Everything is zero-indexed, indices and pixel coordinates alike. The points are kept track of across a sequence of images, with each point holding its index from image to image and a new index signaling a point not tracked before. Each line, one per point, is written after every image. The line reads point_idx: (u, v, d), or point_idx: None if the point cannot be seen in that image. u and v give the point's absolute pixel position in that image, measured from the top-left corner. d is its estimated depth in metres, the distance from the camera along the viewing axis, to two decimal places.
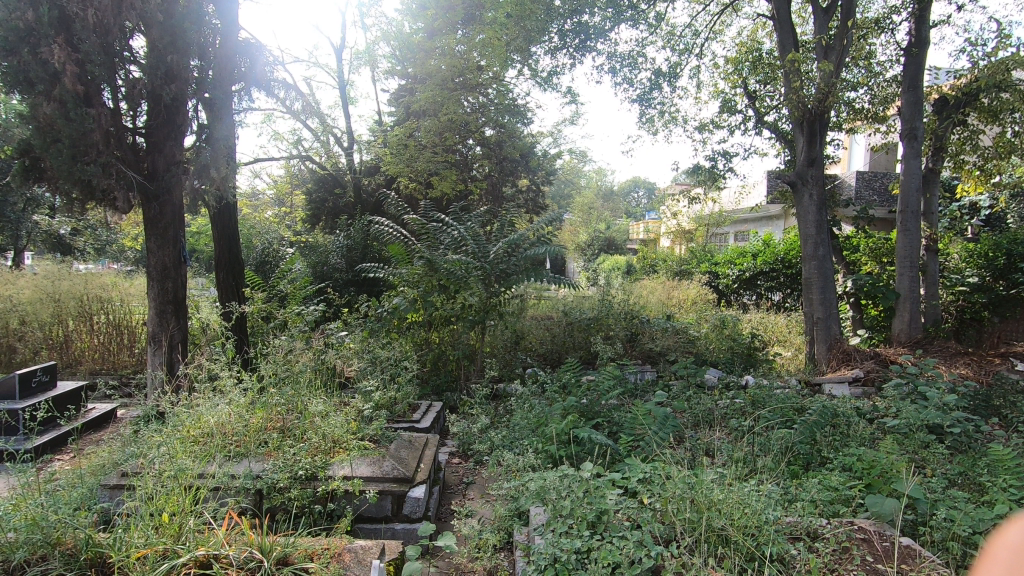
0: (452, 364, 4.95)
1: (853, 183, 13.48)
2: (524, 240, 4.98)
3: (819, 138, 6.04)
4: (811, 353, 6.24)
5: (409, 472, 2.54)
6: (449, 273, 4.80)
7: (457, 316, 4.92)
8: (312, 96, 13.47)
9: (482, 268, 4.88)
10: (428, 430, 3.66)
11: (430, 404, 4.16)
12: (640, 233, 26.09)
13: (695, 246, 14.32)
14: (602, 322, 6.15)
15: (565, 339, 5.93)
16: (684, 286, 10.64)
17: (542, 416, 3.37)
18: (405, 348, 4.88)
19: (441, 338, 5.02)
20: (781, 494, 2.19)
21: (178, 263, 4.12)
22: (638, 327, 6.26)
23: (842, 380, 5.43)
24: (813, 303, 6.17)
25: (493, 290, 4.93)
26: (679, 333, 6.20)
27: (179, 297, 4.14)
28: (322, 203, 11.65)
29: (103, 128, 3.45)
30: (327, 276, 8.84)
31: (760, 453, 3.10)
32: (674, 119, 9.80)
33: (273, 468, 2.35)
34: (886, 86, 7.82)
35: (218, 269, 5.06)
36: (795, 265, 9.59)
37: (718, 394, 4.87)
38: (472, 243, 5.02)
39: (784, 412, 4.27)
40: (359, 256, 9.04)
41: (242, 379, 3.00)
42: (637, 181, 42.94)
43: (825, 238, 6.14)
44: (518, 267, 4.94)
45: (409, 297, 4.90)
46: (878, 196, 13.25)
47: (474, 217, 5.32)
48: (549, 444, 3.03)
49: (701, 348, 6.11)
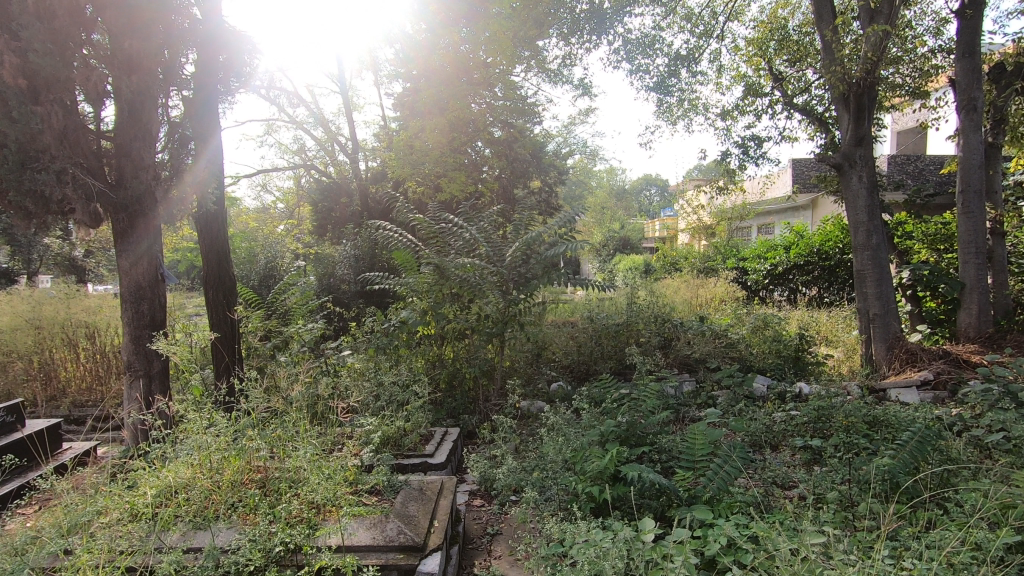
0: (469, 383, 4.41)
1: (885, 168, 12.73)
2: (545, 236, 4.41)
3: (868, 114, 5.42)
4: (868, 353, 5.59)
5: (418, 538, 2.00)
6: (461, 281, 4.25)
7: (473, 328, 4.40)
8: (315, 104, 13.14)
9: (498, 273, 4.33)
10: (444, 467, 3.13)
11: (446, 433, 3.64)
12: (655, 231, 25.37)
13: (718, 241, 13.68)
14: (632, 328, 5.58)
15: (593, 347, 5.34)
16: (711, 284, 10.04)
17: (579, 447, 2.83)
18: (416, 368, 4.36)
19: (455, 354, 4.48)
20: (923, 569, 1.62)
21: (155, 282, 3.63)
22: (671, 331, 5.68)
23: (909, 384, 4.82)
24: (867, 298, 5.52)
25: (512, 298, 4.37)
26: (718, 336, 5.62)
27: (158, 320, 3.65)
28: (329, 212, 11.34)
29: (55, 129, 2.97)
30: (334, 289, 8.39)
31: (853, 491, 2.50)
32: (694, 107, 9.25)
33: (246, 541, 1.85)
34: (930, 56, 7.12)
35: (206, 286, 4.53)
36: (832, 257, 8.90)
37: (772, 408, 4.29)
38: (486, 246, 4.48)
39: (856, 429, 3.67)
40: (367, 267, 8.59)
41: (217, 419, 2.50)
42: (648, 179, 42.36)
43: (878, 225, 5.52)
44: (537, 269, 4.38)
45: (418, 309, 4.36)
46: (912, 178, 12.49)
47: (486, 217, 4.78)
48: (592, 486, 2.49)
49: (743, 352, 5.50)
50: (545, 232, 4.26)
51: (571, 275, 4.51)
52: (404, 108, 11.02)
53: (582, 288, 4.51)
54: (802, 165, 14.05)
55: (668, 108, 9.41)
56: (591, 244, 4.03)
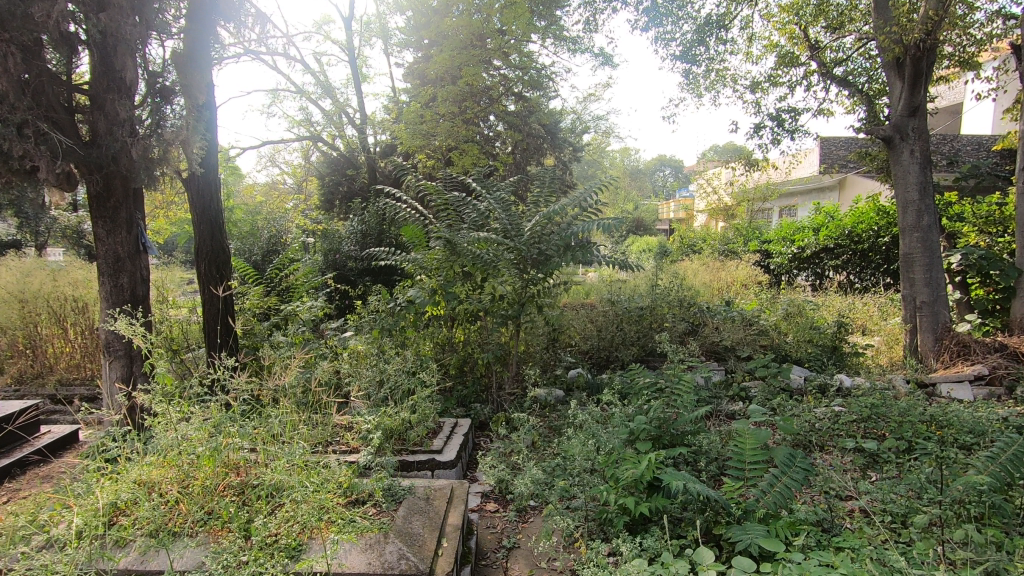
0: (482, 370, 4.06)
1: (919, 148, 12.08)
2: (568, 210, 4.00)
3: (924, 81, 4.91)
4: (913, 343, 5.16)
5: (423, 565, 1.65)
6: (474, 258, 3.86)
7: (486, 310, 4.02)
8: (322, 74, 12.71)
9: (515, 250, 3.93)
10: (453, 466, 2.79)
11: (457, 425, 3.30)
12: (670, 213, 24.77)
13: (738, 223, 13.17)
14: (656, 312, 5.19)
15: (614, 331, 4.97)
16: (732, 266, 9.59)
17: (609, 449, 2.47)
18: (424, 352, 4.00)
19: (466, 338, 4.12)
20: None
21: (135, 253, 3.27)
22: (698, 316, 5.28)
23: (962, 379, 4.42)
24: (915, 284, 5.07)
25: (530, 278, 3.97)
26: (749, 323, 5.21)
27: (140, 295, 3.29)
28: (336, 187, 10.96)
29: (14, 76, 2.62)
30: (340, 266, 8.05)
31: (933, 510, 2.13)
32: (722, 78, 8.69)
33: (212, 567, 1.52)
34: (988, 21, 6.51)
35: (199, 260, 4.17)
36: (865, 241, 8.37)
37: (814, 403, 3.91)
38: (502, 218, 4.07)
39: (914, 430, 3.29)
40: (374, 243, 8.23)
41: (192, 413, 2.16)
42: (663, 161, 41.49)
43: (930, 204, 5.03)
44: (558, 246, 3.98)
45: (427, 288, 3.98)
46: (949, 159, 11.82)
47: (501, 189, 4.37)
48: (627, 497, 2.14)
49: (777, 340, 5.09)
50: (568, 205, 3.84)
51: (595, 253, 4.09)
52: (415, 77, 10.53)
53: (607, 267, 4.08)
54: (829, 144, 13.44)
55: (693, 79, 8.86)
56: (621, 218, 3.62)
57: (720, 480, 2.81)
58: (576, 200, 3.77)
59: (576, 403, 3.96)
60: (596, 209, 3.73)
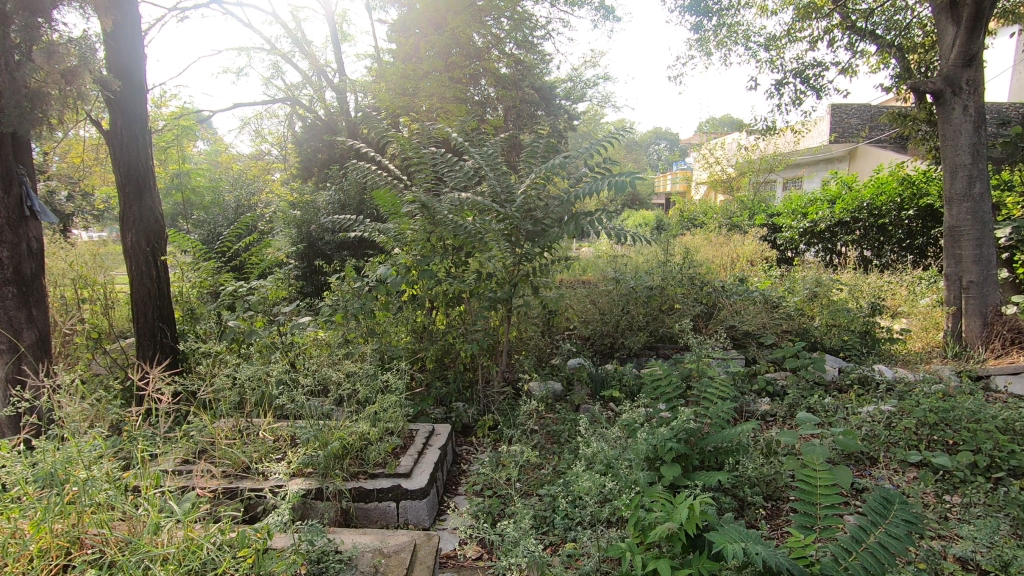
0: (465, 364, 3.41)
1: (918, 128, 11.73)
2: (571, 168, 3.28)
3: (984, 25, 4.21)
4: (955, 329, 4.57)
5: None
6: (456, 228, 3.17)
7: (471, 291, 3.35)
8: (298, 30, 11.77)
9: (506, 219, 3.23)
10: (423, 496, 2.20)
11: (432, 436, 2.71)
12: (666, 186, 24.01)
13: (742, 194, 12.49)
14: (666, 292, 4.56)
15: (620, 314, 4.32)
16: (737, 241, 8.97)
17: (629, 485, 1.85)
18: (396, 342, 3.35)
19: (447, 324, 3.47)
20: None
21: (18, 219, 2.56)
22: (713, 296, 4.64)
23: (1020, 372, 3.85)
24: (961, 262, 4.46)
25: (523, 253, 3.30)
26: (771, 305, 4.60)
27: (25, 273, 2.60)
28: (314, 154, 10.15)
29: None
30: (314, 240, 7.31)
31: None
32: (733, 33, 7.91)
33: None
34: None
35: (124, 232, 3.48)
36: (885, 214, 7.71)
37: (857, 403, 3.32)
38: (491, 177, 3.35)
39: (991, 440, 2.70)
40: (352, 214, 7.52)
41: (38, 447, 1.51)
42: (658, 133, 40.51)
43: (983, 169, 4.38)
44: (558, 212, 3.27)
45: (400, 264, 3.30)
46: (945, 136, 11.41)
47: (490, 145, 3.66)
48: (662, 563, 1.52)
49: (803, 324, 4.48)
50: (574, 160, 3.13)
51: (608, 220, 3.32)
52: (399, 33, 9.66)
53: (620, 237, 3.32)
54: (840, 111, 12.73)
55: (703, 35, 8.07)
56: (639, 177, 2.94)
57: (764, 512, 2.22)
58: (584, 153, 3.07)
59: (578, 401, 3.35)
60: (607, 166, 3.03)
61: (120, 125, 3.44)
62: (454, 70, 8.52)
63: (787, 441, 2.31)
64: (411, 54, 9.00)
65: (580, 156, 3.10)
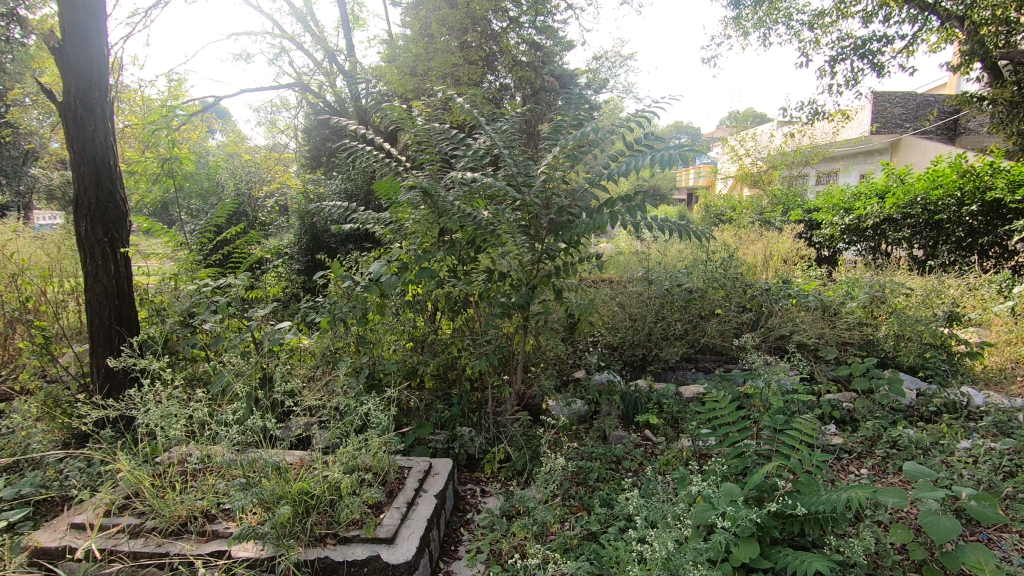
0: (471, 381, 2.86)
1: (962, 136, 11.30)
2: (606, 146, 2.68)
3: None
4: None
5: None
6: (463, 218, 2.62)
7: (480, 293, 2.78)
8: (309, 14, 11.29)
9: (524, 208, 2.66)
10: (409, 572, 1.65)
11: (425, 478, 2.16)
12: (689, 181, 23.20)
13: (774, 188, 11.72)
14: (706, 296, 3.96)
15: (653, 321, 3.73)
16: (773, 237, 8.31)
17: None
18: (390, 354, 2.80)
19: (451, 333, 2.92)
20: None
21: None
22: (760, 300, 4.03)
23: None
24: None
25: (544, 249, 2.72)
26: (828, 312, 3.97)
27: None
28: (323, 142, 9.69)
29: None
30: (318, 232, 6.79)
31: None
32: (774, 10, 7.23)
33: None
34: None
35: (79, 219, 2.98)
36: (941, 210, 6.97)
37: (950, 437, 2.73)
38: (506, 156, 2.78)
39: None
40: (359, 204, 7.05)
41: None
42: (679, 127, 39.57)
43: None
44: (587, 198, 2.70)
45: (394, 261, 2.74)
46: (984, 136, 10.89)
47: (506, 122, 3.09)
48: None
49: (868, 336, 3.85)
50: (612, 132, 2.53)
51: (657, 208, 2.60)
52: (412, 13, 9.11)
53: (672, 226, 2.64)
54: (881, 100, 11.91)
55: (741, 12, 7.40)
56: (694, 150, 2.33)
57: None
58: (624, 123, 2.47)
59: (608, 429, 2.78)
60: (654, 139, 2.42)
61: (74, 94, 2.93)
62: (468, 52, 7.94)
63: (894, 502, 1.69)
64: (423, 35, 8.44)
65: (621, 127, 2.50)
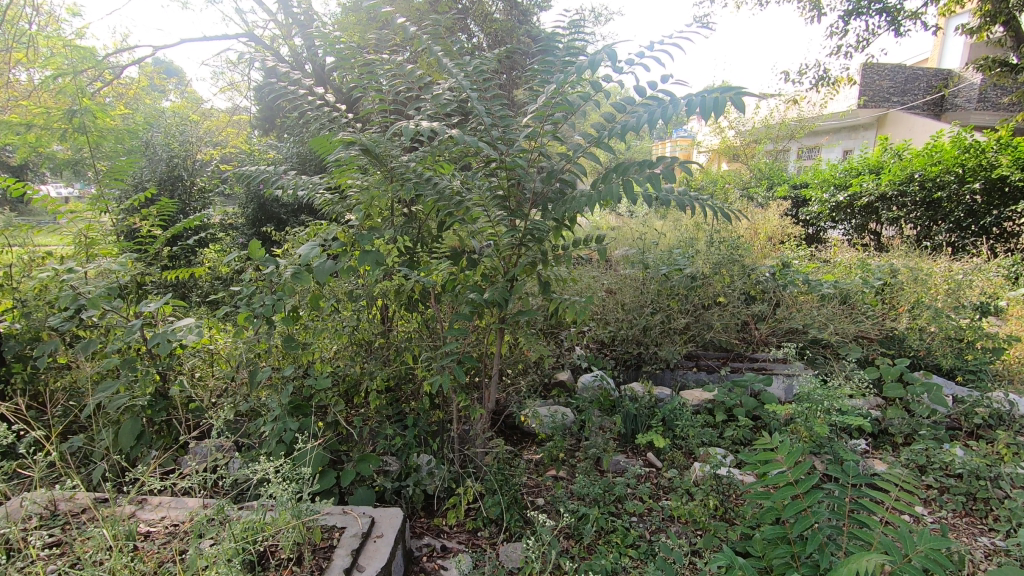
0: (431, 396, 2.23)
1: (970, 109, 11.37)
2: (609, 94, 2.02)
3: None
4: None
5: None
6: (421, 186, 1.96)
7: (442, 286, 2.14)
8: None
9: (501, 175, 2.01)
10: None
11: (360, 549, 1.55)
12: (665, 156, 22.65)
13: (758, 161, 11.25)
14: (710, 283, 3.41)
15: (649, 312, 3.18)
16: (761, 213, 7.83)
17: None
18: (325, 362, 2.15)
19: (404, 334, 2.28)
20: None
21: None
22: (769, 289, 3.49)
23: None
24: None
25: (526, 229, 2.08)
26: (845, 302, 3.47)
27: None
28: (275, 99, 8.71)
29: None
30: (265, 201, 5.98)
31: None
32: None
33: None
34: None
35: None
36: (939, 187, 6.57)
37: (1012, 463, 2.26)
38: (480, 103, 2.12)
39: None
40: (314, 170, 6.25)
41: None
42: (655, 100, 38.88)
43: None
44: (584, 164, 2.07)
45: (330, 242, 2.06)
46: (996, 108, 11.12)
47: (479, 61, 2.40)
48: None
49: (890, 331, 3.37)
50: (623, 74, 1.88)
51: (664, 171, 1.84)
52: None
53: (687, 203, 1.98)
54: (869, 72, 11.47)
55: None
56: (738, 92, 1.73)
57: None
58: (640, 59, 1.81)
59: (603, 455, 2.22)
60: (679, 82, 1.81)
61: None
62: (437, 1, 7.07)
63: None
64: None
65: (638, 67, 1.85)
